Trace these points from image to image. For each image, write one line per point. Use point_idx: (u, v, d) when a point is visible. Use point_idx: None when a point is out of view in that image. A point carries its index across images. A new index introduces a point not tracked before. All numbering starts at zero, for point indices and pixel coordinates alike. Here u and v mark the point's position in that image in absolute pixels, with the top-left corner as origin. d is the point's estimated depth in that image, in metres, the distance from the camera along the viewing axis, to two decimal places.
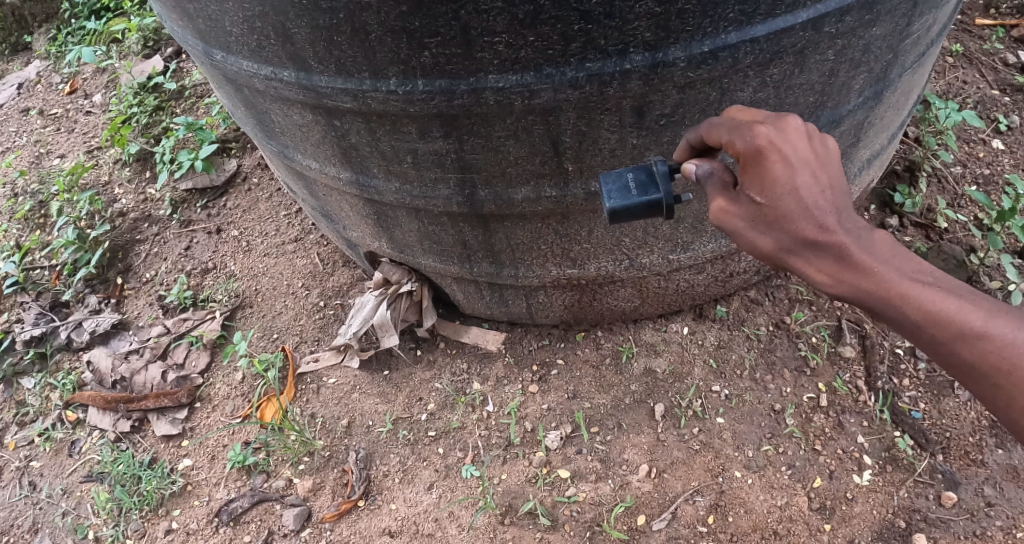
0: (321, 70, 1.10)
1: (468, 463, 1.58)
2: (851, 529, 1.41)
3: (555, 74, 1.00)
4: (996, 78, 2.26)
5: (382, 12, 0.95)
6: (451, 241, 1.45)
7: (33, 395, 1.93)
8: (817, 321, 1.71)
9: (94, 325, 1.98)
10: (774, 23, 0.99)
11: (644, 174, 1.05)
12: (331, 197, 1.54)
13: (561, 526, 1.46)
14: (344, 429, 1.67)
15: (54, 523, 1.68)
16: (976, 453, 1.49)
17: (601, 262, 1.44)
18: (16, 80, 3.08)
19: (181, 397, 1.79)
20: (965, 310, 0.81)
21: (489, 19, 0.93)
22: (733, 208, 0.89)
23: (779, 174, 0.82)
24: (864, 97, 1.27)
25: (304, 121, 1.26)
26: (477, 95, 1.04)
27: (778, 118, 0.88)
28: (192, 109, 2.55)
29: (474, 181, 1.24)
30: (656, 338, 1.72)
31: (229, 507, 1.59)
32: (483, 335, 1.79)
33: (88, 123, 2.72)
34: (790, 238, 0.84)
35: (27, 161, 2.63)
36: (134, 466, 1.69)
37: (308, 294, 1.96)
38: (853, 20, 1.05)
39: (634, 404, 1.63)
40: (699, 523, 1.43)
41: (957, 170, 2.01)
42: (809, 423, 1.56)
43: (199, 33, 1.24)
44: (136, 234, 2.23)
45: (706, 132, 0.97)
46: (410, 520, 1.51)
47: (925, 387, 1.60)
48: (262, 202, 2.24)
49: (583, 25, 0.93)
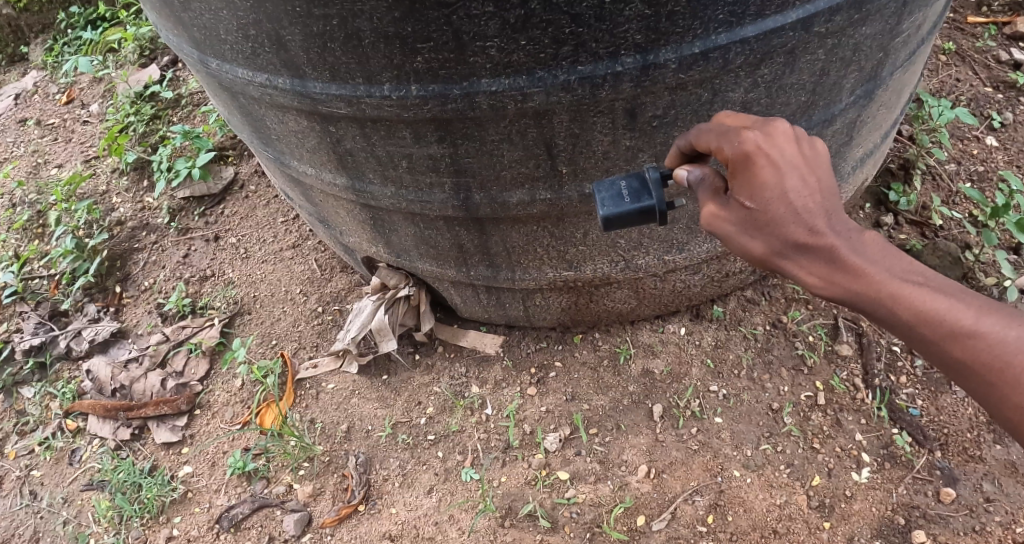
0: (315, 76, 1.10)
1: (467, 466, 1.59)
2: (850, 527, 1.41)
3: (547, 77, 1.01)
4: (989, 75, 2.27)
5: (375, 18, 0.96)
6: (447, 245, 1.45)
7: (33, 404, 1.94)
8: (814, 320, 1.72)
9: (93, 334, 1.99)
10: (763, 23, 1.00)
11: (636, 182, 1.07)
12: (327, 202, 1.54)
13: (560, 528, 1.46)
14: (344, 434, 1.68)
15: (54, 532, 1.68)
16: (974, 449, 1.49)
17: (597, 264, 1.45)
18: (14, 90, 3.09)
19: (181, 404, 1.79)
20: (956, 309, 0.80)
21: (480, 24, 0.94)
22: (723, 213, 0.90)
23: (768, 178, 0.83)
24: (856, 95, 1.28)
25: (299, 127, 1.27)
26: (470, 99, 1.05)
27: (765, 123, 0.89)
28: (189, 116, 2.56)
29: (469, 185, 1.24)
30: (654, 339, 1.72)
31: (230, 514, 1.59)
32: (481, 338, 1.80)
33: (86, 132, 2.73)
34: (780, 242, 0.85)
35: (25, 171, 2.64)
36: (134, 474, 1.69)
37: (307, 300, 1.97)
38: (842, 19, 1.06)
39: (632, 405, 1.63)
40: (699, 522, 1.43)
41: (951, 167, 2.02)
42: (808, 421, 1.56)
43: (194, 41, 1.25)
44: (134, 243, 2.24)
45: (695, 138, 0.97)
46: (410, 524, 1.51)
47: (922, 384, 1.60)
48: (259, 210, 2.25)
49: (574, 28, 0.94)
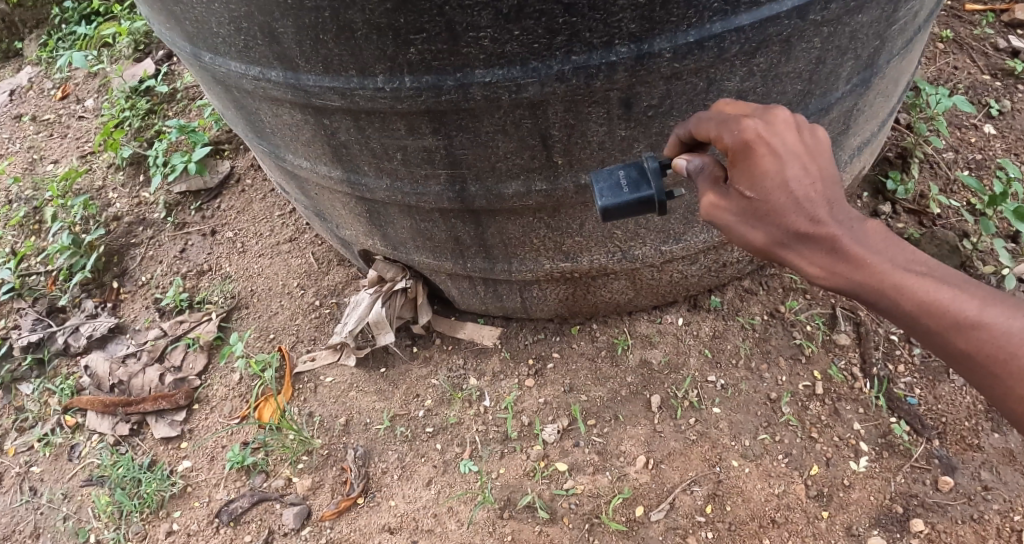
0: (308, 69, 1.10)
1: (466, 458, 1.59)
2: (849, 516, 1.41)
3: (541, 68, 1.00)
4: (987, 63, 2.26)
5: (367, 9, 0.95)
6: (443, 237, 1.45)
7: (32, 400, 1.94)
8: (812, 310, 1.72)
9: (92, 329, 1.98)
10: (759, 12, 0.99)
11: (634, 172, 1.06)
12: (323, 196, 1.54)
13: (559, 519, 1.47)
14: (343, 427, 1.68)
15: (55, 527, 1.68)
16: (972, 437, 1.50)
17: (594, 255, 1.45)
18: (8, 87, 3.08)
19: (179, 399, 1.80)
20: (961, 299, 0.79)
21: (473, 14, 0.93)
22: (723, 203, 0.89)
23: (768, 167, 0.83)
24: (853, 84, 1.27)
25: (293, 120, 1.26)
26: (464, 90, 1.04)
27: (765, 112, 0.88)
28: (184, 111, 2.55)
29: (465, 176, 1.24)
30: (651, 330, 1.72)
31: (230, 507, 1.59)
32: (478, 331, 1.80)
33: (81, 128, 2.72)
34: (781, 231, 0.85)
35: (21, 167, 2.63)
36: (134, 469, 1.70)
37: (304, 294, 1.97)
38: (838, 7, 1.05)
39: (630, 396, 1.63)
40: (697, 513, 1.44)
41: (949, 155, 2.01)
42: (806, 411, 1.56)
43: (186, 34, 1.24)
44: (130, 238, 2.23)
45: (694, 127, 0.97)
46: (409, 516, 1.52)
47: (920, 373, 1.61)
48: (255, 203, 2.25)
49: (567, 18, 0.93)
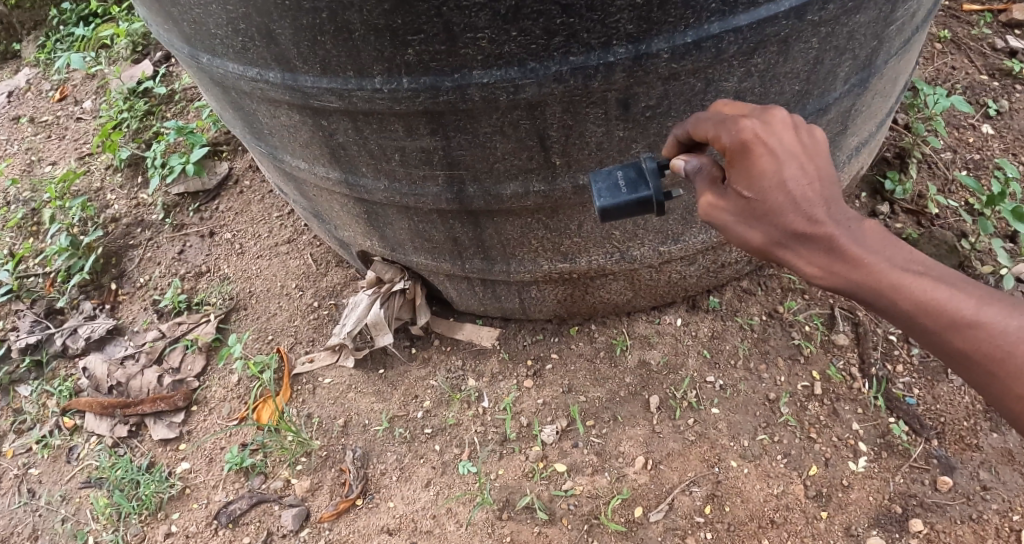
0: (305, 70, 1.10)
1: (465, 459, 1.59)
2: (848, 516, 1.41)
3: (539, 69, 1.00)
4: (984, 63, 2.27)
5: (364, 10, 0.95)
6: (442, 238, 1.45)
7: (30, 402, 1.93)
8: (811, 310, 1.72)
9: (90, 331, 1.98)
10: (756, 12, 0.99)
11: (632, 173, 1.06)
12: (321, 197, 1.54)
13: (558, 520, 1.46)
14: (341, 429, 1.68)
15: (53, 530, 1.68)
16: (971, 437, 1.50)
17: (592, 255, 1.45)
18: (6, 88, 3.07)
19: (178, 400, 1.79)
20: (958, 299, 0.79)
21: (471, 15, 0.93)
22: (721, 203, 0.89)
23: (766, 167, 0.83)
24: (850, 84, 1.27)
25: (291, 121, 1.26)
26: (462, 91, 1.04)
27: (763, 111, 0.88)
28: (182, 112, 2.55)
29: (463, 177, 1.24)
30: (649, 330, 1.72)
31: (228, 509, 1.59)
32: (477, 332, 1.80)
33: (79, 129, 2.72)
34: (779, 231, 0.85)
35: (19, 169, 2.63)
36: (132, 471, 1.70)
37: (302, 295, 1.97)
38: (835, 7, 1.05)
39: (629, 396, 1.63)
40: (696, 513, 1.44)
41: (947, 155, 2.01)
42: (804, 411, 1.56)
43: (184, 36, 1.24)
44: (129, 240, 2.23)
45: (692, 127, 0.97)
46: (408, 517, 1.51)
47: (919, 373, 1.61)
48: (254, 204, 2.25)
49: (565, 18, 0.93)
